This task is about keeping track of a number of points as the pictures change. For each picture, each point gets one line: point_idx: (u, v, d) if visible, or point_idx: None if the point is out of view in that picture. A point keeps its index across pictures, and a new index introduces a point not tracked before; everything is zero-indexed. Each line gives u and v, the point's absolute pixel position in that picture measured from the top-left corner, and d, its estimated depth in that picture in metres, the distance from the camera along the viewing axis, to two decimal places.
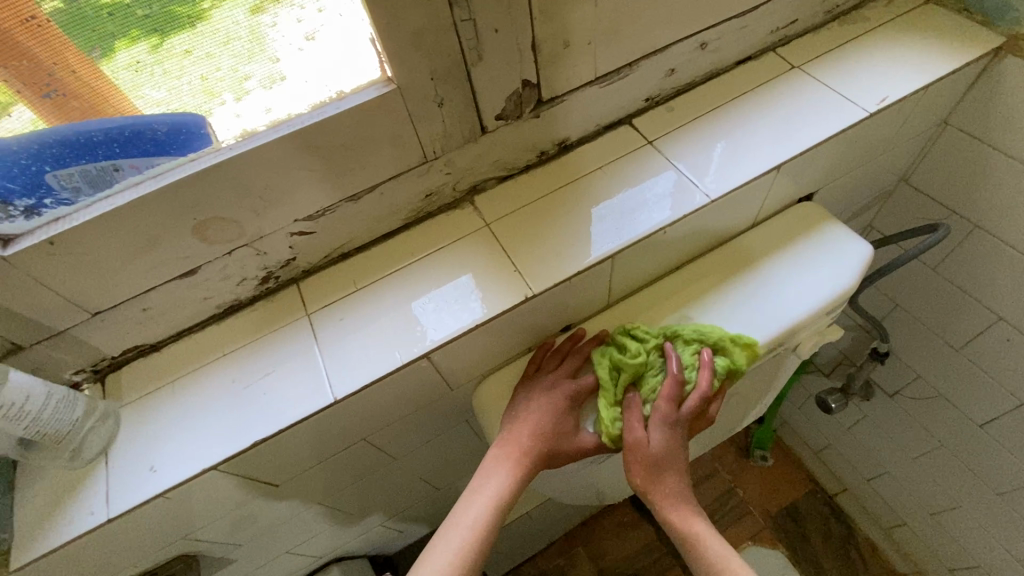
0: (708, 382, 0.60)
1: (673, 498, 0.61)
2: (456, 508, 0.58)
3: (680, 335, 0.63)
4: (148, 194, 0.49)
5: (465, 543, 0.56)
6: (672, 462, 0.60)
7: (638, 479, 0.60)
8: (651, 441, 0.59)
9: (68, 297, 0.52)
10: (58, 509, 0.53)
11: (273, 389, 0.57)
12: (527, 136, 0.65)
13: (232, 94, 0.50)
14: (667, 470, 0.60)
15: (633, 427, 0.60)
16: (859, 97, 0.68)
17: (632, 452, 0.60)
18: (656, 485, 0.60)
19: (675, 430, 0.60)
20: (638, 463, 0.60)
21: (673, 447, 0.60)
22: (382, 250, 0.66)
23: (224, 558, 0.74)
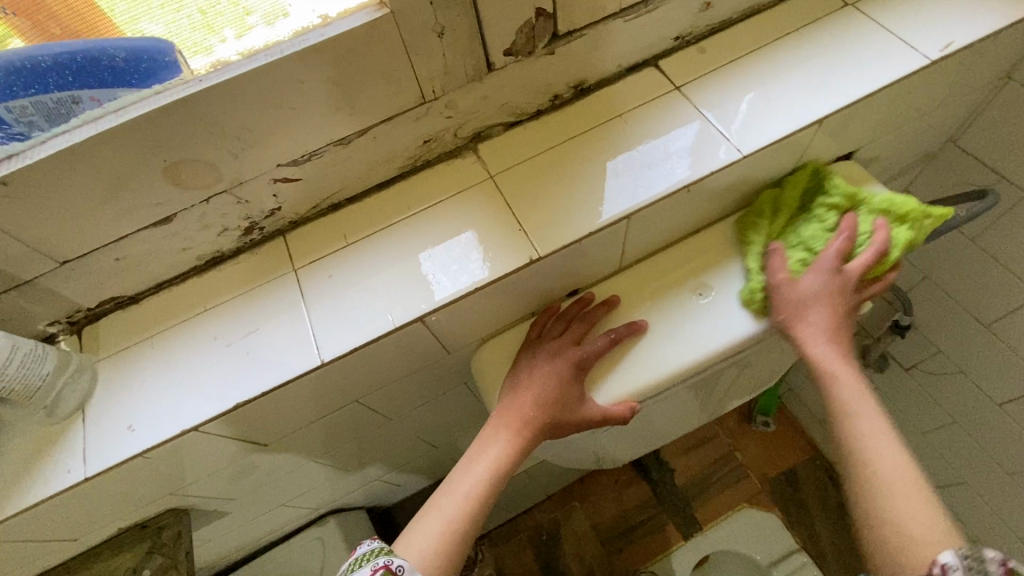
0: (883, 241, 0.56)
1: (819, 336, 0.55)
2: (450, 477, 0.55)
3: (872, 202, 0.60)
4: (111, 129, 0.44)
5: (458, 512, 0.52)
6: (825, 305, 0.55)
7: (781, 312, 0.56)
8: (794, 286, 0.56)
9: (33, 246, 0.48)
10: (35, 466, 0.51)
11: (257, 348, 0.54)
12: (539, 76, 0.57)
13: (233, 30, 0.47)
14: (812, 310, 0.55)
15: (778, 268, 0.58)
16: (918, 42, 0.60)
17: (777, 292, 0.57)
18: (800, 323, 0.56)
19: (834, 279, 0.56)
20: (778, 300, 0.57)
21: (823, 288, 0.55)
22: (376, 203, 0.60)
23: (218, 510, 0.73)
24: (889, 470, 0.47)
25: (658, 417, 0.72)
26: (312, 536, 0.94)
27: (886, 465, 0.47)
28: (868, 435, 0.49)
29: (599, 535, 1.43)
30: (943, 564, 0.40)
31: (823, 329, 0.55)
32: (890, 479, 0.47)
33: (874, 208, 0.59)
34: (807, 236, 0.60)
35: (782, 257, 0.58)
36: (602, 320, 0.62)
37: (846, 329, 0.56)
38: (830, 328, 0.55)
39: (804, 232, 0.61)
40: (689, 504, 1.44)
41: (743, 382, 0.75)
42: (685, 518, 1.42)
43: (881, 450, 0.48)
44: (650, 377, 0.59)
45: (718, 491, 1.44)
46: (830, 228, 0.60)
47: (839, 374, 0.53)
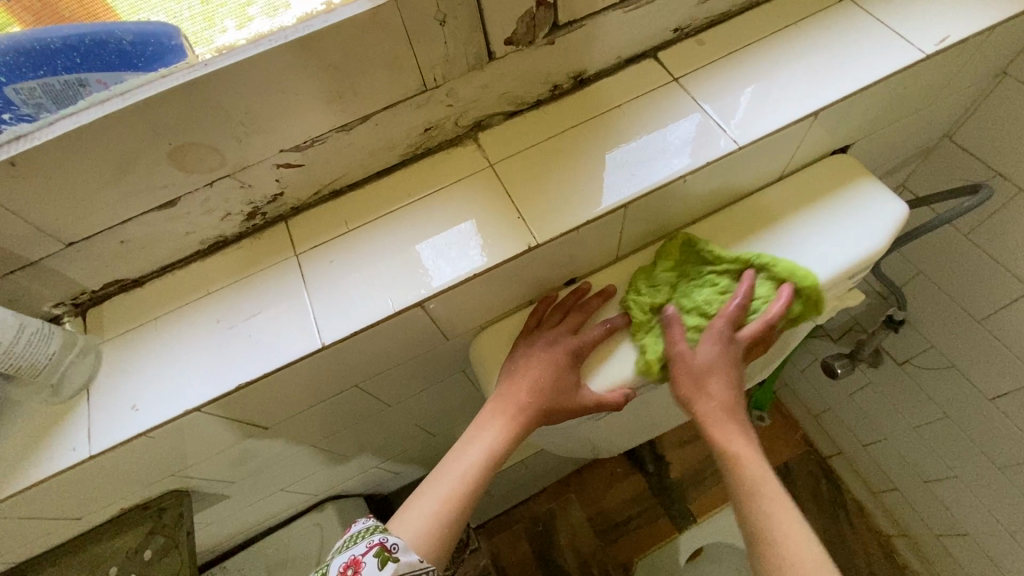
0: (779, 312, 0.57)
1: (716, 406, 0.58)
2: (446, 461, 0.56)
3: (769, 265, 0.59)
4: (118, 111, 0.44)
5: (453, 495, 0.53)
6: (720, 375, 0.57)
7: (682, 382, 0.58)
8: (693, 358, 0.58)
9: (40, 227, 0.49)
10: (42, 442, 0.52)
11: (260, 331, 0.55)
12: (539, 65, 0.58)
13: (233, 20, 0.48)
14: (711, 382, 0.57)
15: (677, 339, 0.58)
16: (914, 37, 0.61)
17: (677, 363, 0.58)
18: (698, 396, 0.58)
19: (726, 349, 0.58)
20: (677, 371, 0.58)
21: (718, 361, 0.57)
22: (377, 190, 0.61)
23: (219, 493, 0.75)
24: (791, 536, 0.51)
25: (653, 404, 0.73)
26: (311, 521, 0.95)
27: (789, 530, 0.51)
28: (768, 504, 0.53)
29: (594, 527, 1.45)
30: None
31: (718, 401, 0.58)
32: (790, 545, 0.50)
33: (774, 273, 0.59)
34: (702, 300, 0.60)
35: (679, 328, 0.58)
36: (598, 309, 0.63)
37: (738, 397, 0.59)
38: (723, 397, 0.58)
39: (698, 295, 0.61)
40: (683, 496, 1.46)
41: None
42: (679, 511, 1.44)
43: (778, 516, 0.52)
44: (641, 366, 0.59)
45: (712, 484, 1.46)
46: (725, 292, 0.61)
47: (735, 447, 0.57)
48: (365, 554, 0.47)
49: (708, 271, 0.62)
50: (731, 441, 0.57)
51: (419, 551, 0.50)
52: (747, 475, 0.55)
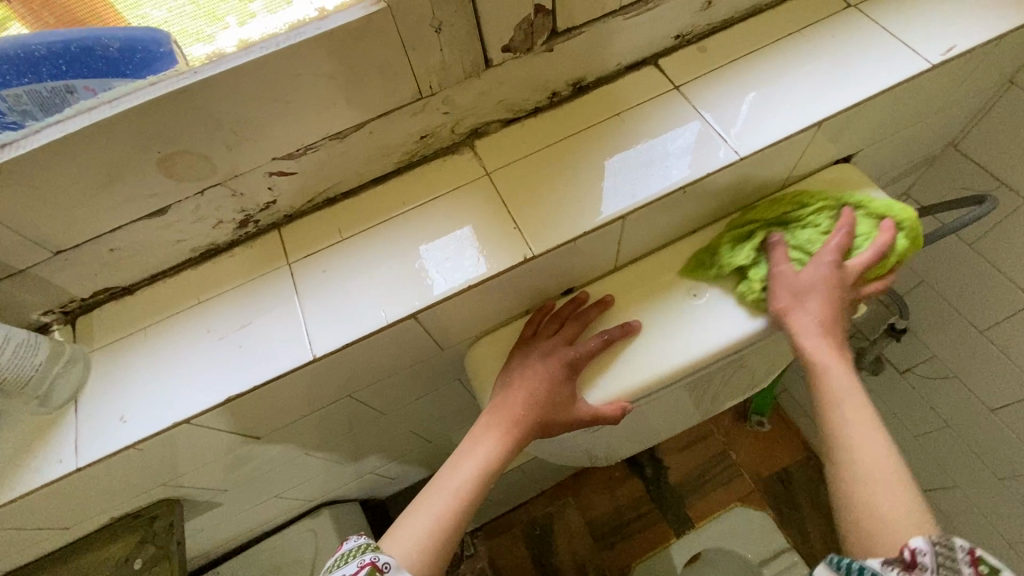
0: (887, 244, 0.56)
1: (816, 323, 0.54)
2: (440, 475, 0.55)
3: (867, 205, 0.60)
4: (104, 120, 0.43)
5: (446, 510, 0.52)
6: (823, 294, 0.55)
7: (780, 300, 0.56)
8: (796, 276, 0.56)
9: (27, 235, 0.48)
10: (28, 455, 0.51)
11: (251, 341, 0.54)
12: (538, 73, 0.57)
13: (236, 17, 0.47)
14: (810, 300, 0.55)
15: (780, 261, 0.58)
16: (920, 46, 0.60)
17: (776, 283, 0.57)
18: (798, 309, 0.55)
19: (834, 270, 0.55)
20: (778, 290, 0.57)
21: (823, 279, 0.55)
22: (372, 198, 0.59)
23: (212, 501, 0.74)
24: (868, 452, 0.47)
25: (651, 415, 0.73)
26: (306, 527, 0.95)
27: (868, 446, 0.47)
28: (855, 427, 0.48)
29: (591, 531, 1.44)
30: (913, 548, 0.40)
31: (817, 317, 0.54)
32: (867, 462, 0.46)
33: (873, 210, 0.59)
34: (804, 238, 0.59)
35: (782, 251, 0.58)
36: (596, 321, 0.62)
37: (842, 325, 0.55)
38: (825, 317, 0.54)
39: (800, 235, 0.60)
40: (682, 501, 1.45)
41: (736, 383, 0.75)
42: (677, 516, 1.43)
43: (862, 432, 0.48)
44: (638, 380, 0.59)
45: (710, 490, 1.45)
46: (827, 231, 0.60)
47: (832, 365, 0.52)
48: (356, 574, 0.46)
49: (809, 213, 0.61)
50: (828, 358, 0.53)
51: (411, 569, 0.48)
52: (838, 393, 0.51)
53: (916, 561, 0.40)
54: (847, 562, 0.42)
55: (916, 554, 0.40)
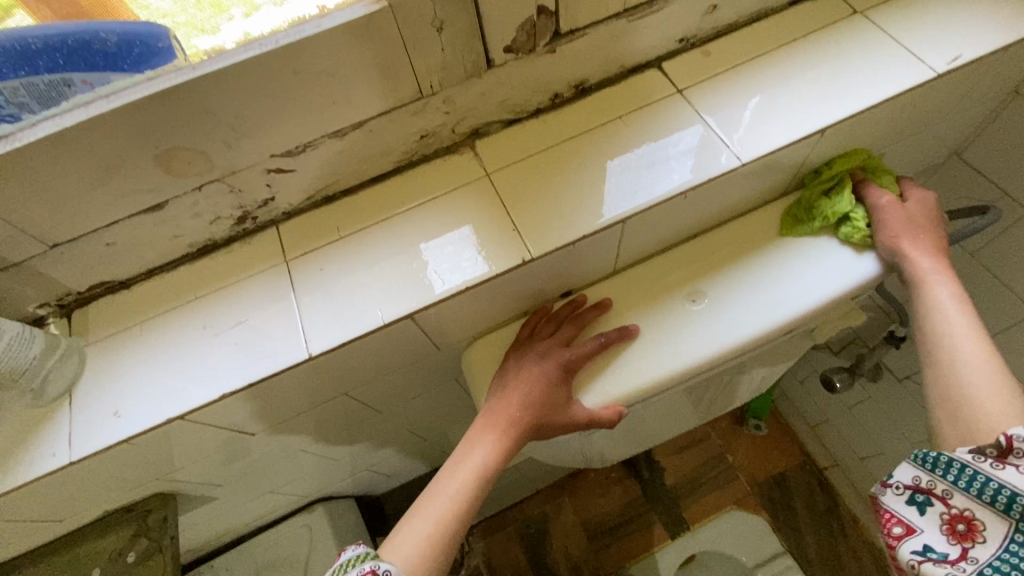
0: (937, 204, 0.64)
1: (924, 249, 0.57)
2: (438, 478, 0.55)
3: None
4: (102, 114, 0.43)
5: (445, 514, 0.52)
6: (925, 226, 0.59)
7: (890, 229, 0.58)
8: (900, 210, 0.60)
9: (22, 228, 0.48)
10: (22, 447, 0.51)
11: (246, 339, 0.53)
12: (539, 74, 0.57)
13: (241, 9, 0.48)
14: (919, 228, 0.58)
15: (882, 196, 0.61)
16: (925, 54, 0.59)
17: (882, 215, 0.60)
18: (906, 233, 0.58)
19: (930, 212, 0.60)
20: (885, 220, 0.59)
21: (925, 216, 0.60)
22: (370, 196, 0.59)
23: (206, 495, 0.74)
24: (974, 354, 0.49)
25: (647, 418, 0.72)
26: (301, 523, 0.95)
27: (973, 349, 0.49)
28: (961, 332, 0.51)
29: (586, 532, 1.45)
30: (1011, 435, 0.41)
31: (925, 243, 0.57)
32: (969, 361, 0.49)
33: None
34: (888, 185, 0.62)
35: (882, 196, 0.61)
36: (593, 323, 0.62)
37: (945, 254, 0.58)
38: (930, 245, 0.58)
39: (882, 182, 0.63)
40: (677, 503, 1.45)
41: (734, 389, 0.75)
42: (672, 518, 1.43)
43: (967, 335, 0.50)
44: (634, 383, 0.58)
45: (706, 493, 1.45)
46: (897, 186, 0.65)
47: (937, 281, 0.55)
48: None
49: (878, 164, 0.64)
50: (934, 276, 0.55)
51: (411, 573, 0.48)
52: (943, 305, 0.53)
53: (1012, 446, 0.41)
54: (935, 455, 0.45)
55: (1013, 440, 0.41)
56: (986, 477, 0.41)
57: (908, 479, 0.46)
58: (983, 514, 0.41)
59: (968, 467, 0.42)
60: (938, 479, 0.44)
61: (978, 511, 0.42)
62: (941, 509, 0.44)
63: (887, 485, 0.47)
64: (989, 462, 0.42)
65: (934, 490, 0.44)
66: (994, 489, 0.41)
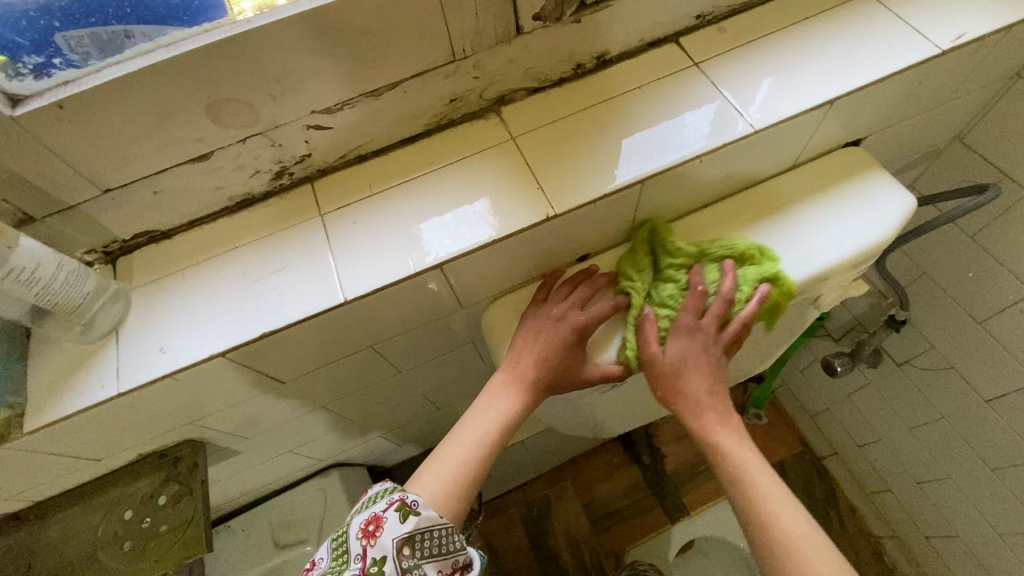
0: (730, 288, 0.59)
1: (703, 406, 0.58)
2: (455, 431, 0.59)
3: (712, 252, 0.62)
4: (163, 62, 0.46)
5: (464, 464, 0.56)
6: (695, 368, 0.58)
7: (661, 383, 0.59)
8: (667, 352, 0.59)
9: (79, 171, 0.51)
10: (73, 379, 0.54)
11: (284, 284, 0.56)
12: (564, 43, 0.60)
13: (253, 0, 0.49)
14: (687, 379, 0.58)
15: (650, 341, 0.59)
16: (930, 33, 0.62)
17: (649, 364, 0.59)
18: (680, 390, 0.59)
19: (695, 341, 0.58)
20: (653, 369, 0.59)
21: (694, 350, 0.58)
22: (400, 157, 0.62)
23: (231, 449, 0.77)
24: (788, 522, 0.51)
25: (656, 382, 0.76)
26: (316, 487, 0.98)
27: (786, 516, 0.51)
28: (765, 500, 0.53)
29: (588, 514, 1.48)
30: None
31: (701, 388, 0.58)
32: (788, 530, 0.50)
33: (717, 254, 0.62)
34: (664, 296, 0.61)
35: (651, 326, 0.60)
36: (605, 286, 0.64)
37: (723, 387, 0.59)
38: (709, 386, 0.59)
39: (662, 291, 0.62)
40: (677, 488, 1.48)
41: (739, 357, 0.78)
42: (672, 503, 1.46)
43: (772, 504, 0.52)
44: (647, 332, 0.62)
45: (706, 479, 1.48)
46: (686, 287, 0.62)
47: (721, 437, 0.57)
48: (386, 509, 0.50)
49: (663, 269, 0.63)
50: (716, 433, 0.57)
51: (437, 508, 0.53)
52: (733, 467, 0.56)
53: None
54: None
55: None
56: None
57: None
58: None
59: None
60: None
61: None
62: None
63: None
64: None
65: None
66: None
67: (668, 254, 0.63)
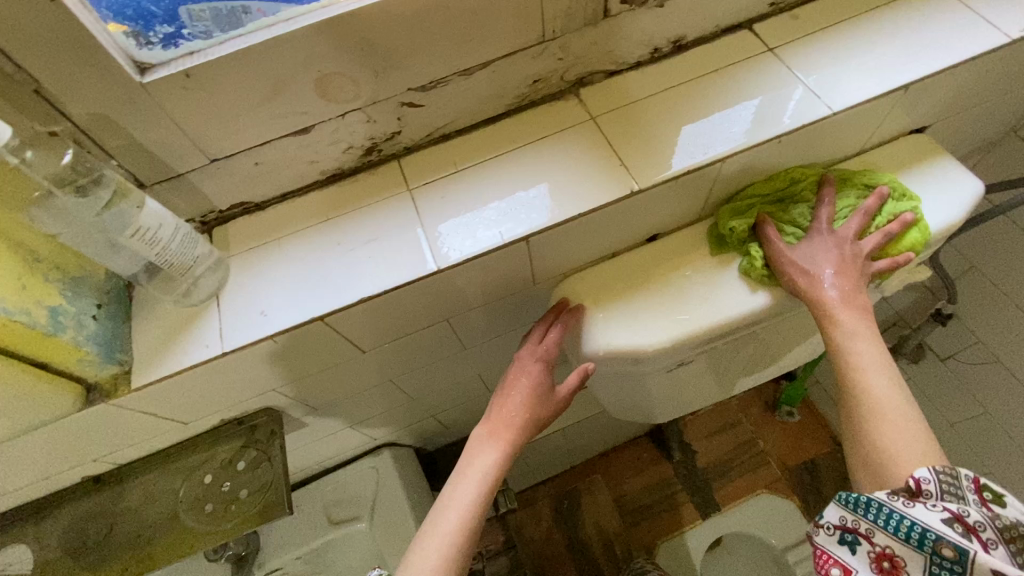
0: (872, 206, 0.61)
1: (827, 284, 0.58)
2: (444, 493, 0.57)
3: (852, 179, 0.65)
4: (285, 34, 0.49)
5: (456, 524, 0.54)
6: (826, 254, 0.60)
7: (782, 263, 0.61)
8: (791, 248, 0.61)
9: (192, 140, 0.53)
10: (176, 340, 0.57)
11: (375, 253, 0.59)
12: (646, 26, 0.62)
13: None
14: (813, 261, 0.59)
15: (775, 239, 0.62)
16: (1001, 22, 0.64)
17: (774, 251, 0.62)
18: (802, 269, 0.60)
19: (828, 242, 0.61)
20: (776, 262, 0.62)
21: (823, 244, 0.60)
22: (483, 136, 0.65)
23: (298, 422, 0.79)
24: (886, 401, 0.51)
25: (717, 364, 0.76)
26: (366, 467, 1.00)
27: (885, 395, 0.51)
28: (870, 381, 0.53)
29: (618, 508, 1.48)
30: (918, 478, 0.46)
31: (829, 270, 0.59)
32: (883, 405, 0.51)
33: (857, 183, 0.65)
34: (795, 213, 0.64)
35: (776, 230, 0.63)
36: (576, 325, 0.65)
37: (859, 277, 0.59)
38: (838, 269, 0.59)
39: (791, 212, 0.65)
40: (708, 484, 1.48)
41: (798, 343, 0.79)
42: (703, 499, 1.46)
43: (877, 382, 0.52)
44: (689, 326, 0.63)
45: (738, 475, 1.48)
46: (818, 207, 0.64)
47: (840, 316, 0.57)
48: None
49: (792, 194, 0.66)
50: (838, 311, 0.57)
51: None
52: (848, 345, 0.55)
53: (921, 488, 0.45)
54: (855, 496, 0.48)
55: (920, 483, 0.45)
56: (900, 515, 0.45)
57: (836, 518, 0.49)
58: (903, 551, 0.45)
59: (885, 506, 0.46)
60: (860, 519, 0.47)
61: (897, 547, 0.45)
62: (868, 547, 0.47)
63: (819, 526, 0.51)
64: (901, 500, 0.45)
65: (859, 528, 0.48)
66: (908, 526, 0.44)
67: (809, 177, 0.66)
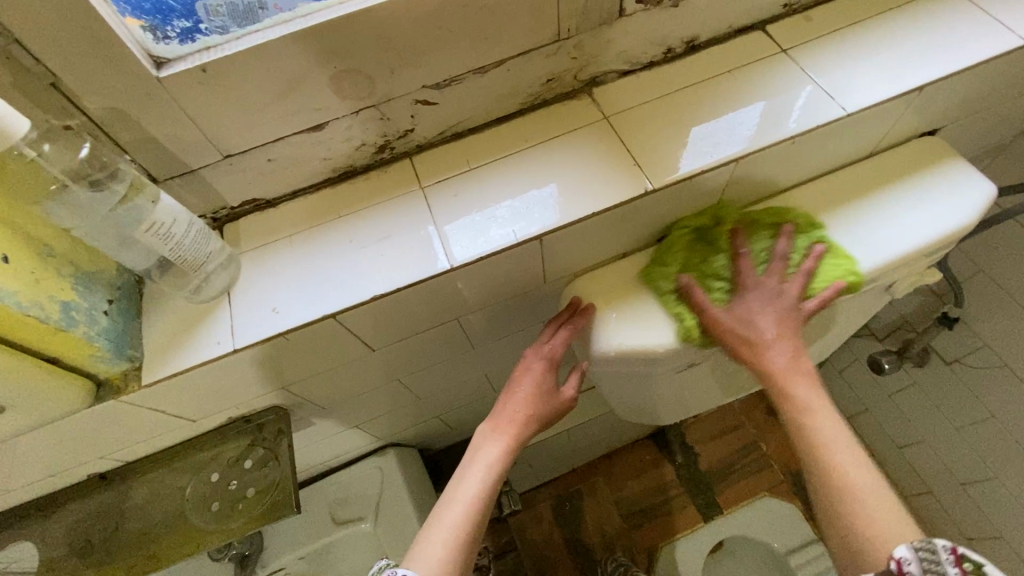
0: (785, 248, 0.62)
1: (775, 355, 0.58)
2: (450, 487, 0.57)
3: (760, 219, 0.66)
4: (302, 30, 0.49)
5: (461, 519, 0.54)
6: (768, 315, 0.60)
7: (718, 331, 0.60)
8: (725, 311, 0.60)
9: (207, 135, 0.53)
10: (187, 336, 0.57)
11: (387, 250, 0.58)
12: (661, 26, 0.62)
13: None
14: (756, 325, 0.60)
15: (703, 303, 0.61)
16: (1015, 24, 0.64)
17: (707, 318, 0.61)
18: (745, 339, 0.59)
19: (762, 296, 0.61)
20: (711, 328, 0.60)
21: (760, 302, 0.60)
22: (495, 134, 0.65)
23: (304, 420, 0.79)
24: (853, 472, 0.51)
25: (725, 365, 0.76)
26: (370, 467, 1.00)
27: (851, 466, 0.52)
28: (834, 452, 0.53)
29: (620, 510, 1.48)
30: (898, 558, 0.45)
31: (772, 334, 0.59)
32: (850, 481, 0.51)
33: (766, 222, 0.65)
34: (716, 266, 0.63)
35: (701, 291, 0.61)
36: (587, 326, 0.65)
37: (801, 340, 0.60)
38: (783, 335, 0.59)
39: (711, 265, 0.64)
40: (710, 487, 1.48)
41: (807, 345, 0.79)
42: (706, 502, 1.46)
43: (840, 453, 0.53)
44: (643, 342, 0.62)
45: (740, 478, 1.48)
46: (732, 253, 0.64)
47: (793, 389, 0.57)
48: None
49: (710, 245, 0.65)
50: (790, 384, 0.57)
51: None
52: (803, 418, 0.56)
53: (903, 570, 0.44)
54: None
55: (901, 564, 0.45)
56: None
57: None
58: None
59: None
60: None
61: None
62: None
63: None
64: None
65: None
66: None
67: (721, 225, 0.66)
